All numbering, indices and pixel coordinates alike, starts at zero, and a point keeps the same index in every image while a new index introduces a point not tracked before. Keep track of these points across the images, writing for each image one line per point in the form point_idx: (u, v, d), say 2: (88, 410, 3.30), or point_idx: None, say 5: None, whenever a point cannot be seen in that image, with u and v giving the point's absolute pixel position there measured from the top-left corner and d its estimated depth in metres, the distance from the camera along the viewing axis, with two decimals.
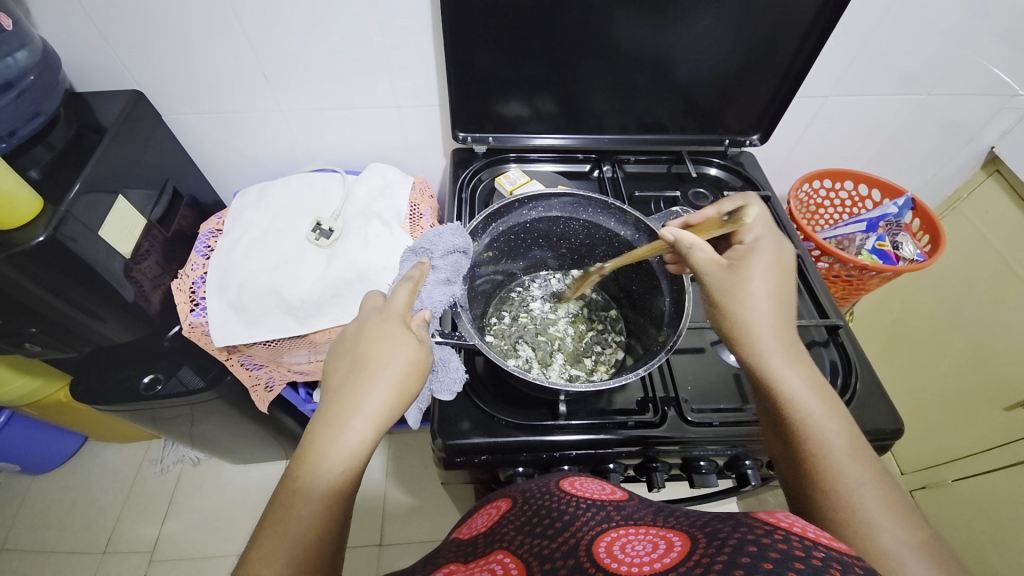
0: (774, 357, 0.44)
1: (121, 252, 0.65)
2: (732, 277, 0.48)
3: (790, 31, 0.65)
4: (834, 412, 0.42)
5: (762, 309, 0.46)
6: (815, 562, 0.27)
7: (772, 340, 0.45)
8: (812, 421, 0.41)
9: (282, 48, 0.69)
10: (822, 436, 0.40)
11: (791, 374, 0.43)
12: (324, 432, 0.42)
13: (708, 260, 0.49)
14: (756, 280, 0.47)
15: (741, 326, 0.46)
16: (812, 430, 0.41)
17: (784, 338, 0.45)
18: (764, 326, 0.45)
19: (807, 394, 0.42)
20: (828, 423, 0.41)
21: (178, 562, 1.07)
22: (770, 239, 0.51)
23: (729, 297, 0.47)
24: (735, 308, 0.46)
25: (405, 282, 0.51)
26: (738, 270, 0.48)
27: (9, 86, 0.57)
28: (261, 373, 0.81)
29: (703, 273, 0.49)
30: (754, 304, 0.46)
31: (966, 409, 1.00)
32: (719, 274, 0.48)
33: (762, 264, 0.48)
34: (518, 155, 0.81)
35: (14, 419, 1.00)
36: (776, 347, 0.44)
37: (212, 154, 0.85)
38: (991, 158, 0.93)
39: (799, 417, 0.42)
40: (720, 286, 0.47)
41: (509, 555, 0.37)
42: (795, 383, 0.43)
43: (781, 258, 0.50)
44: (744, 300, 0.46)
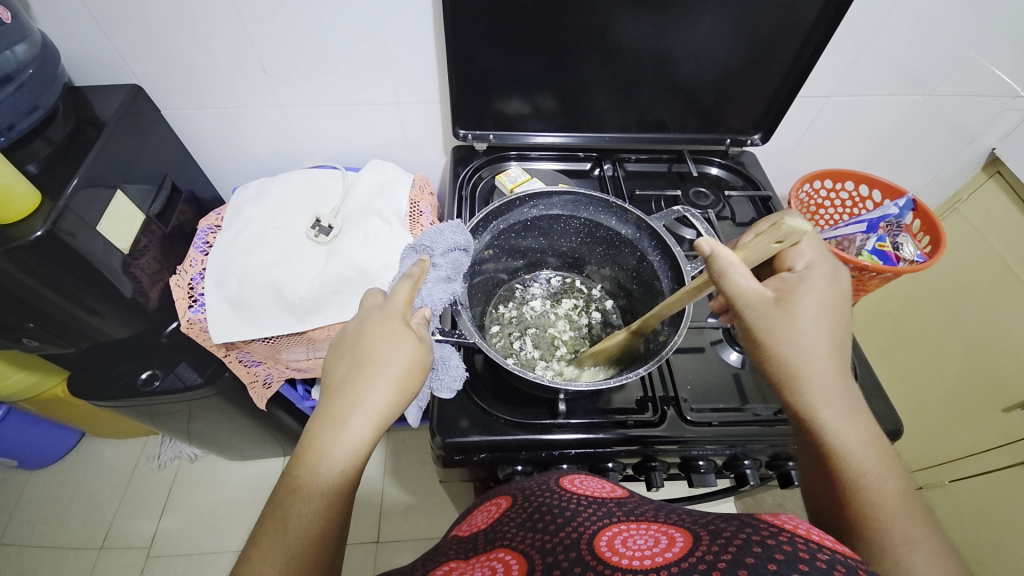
0: (828, 409, 0.42)
1: (120, 247, 0.64)
2: (781, 317, 0.44)
3: (793, 30, 0.65)
4: (889, 469, 0.41)
5: (815, 354, 0.43)
6: (820, 564, 0.27)
7: (827, 391, 0.42)
8: (865, 480, 0.40)
9: (283, 43, 0.69)
10: (875, 496, 0.39)
11: (846, 430, 0.41)
12: (325, 430, 0.42)
13: (752, 293, 0.44)
14: (809, 321, 0.44)
15: (791, 374, 0.43)
16: (863, 489, 0.40)
17: (841, 387, 0.42)
18: (817, 376, 0.42)
19: (862, 451, 0.41)
20: (884, 485, 0.40)
21: (175, 558, 1.07)
22: (824, 268, 0.47)
23: (775, 340, 0.44)
24: (782, 353, 0.43)
25: (405, 279, 0.50)
26: (787, 307, 0.44)
27: (8, 80, 0.57)
28: (259, 370, 0.80)
29: (746, 309, 0.44)
30: (807, 349, 0.43)
31: (964, 410, 1.00)
32: (764, 311, 0.44)
33: (815, 301, 0.45)
34: (519, 153, 0.81)
35: (12, 414, 1.00)
36: (830, 398, 0.42)
37: (211, 150, 0.84)
38: (991, 160, 0.93)
39: (851, 475, 0.40)
40: (764, 326, 0.44)
41: (510, 551, 0.37)
42: (850, 439, 0.41)
43: (836, 291, 0.46)
44: (794, 343, 0.43)
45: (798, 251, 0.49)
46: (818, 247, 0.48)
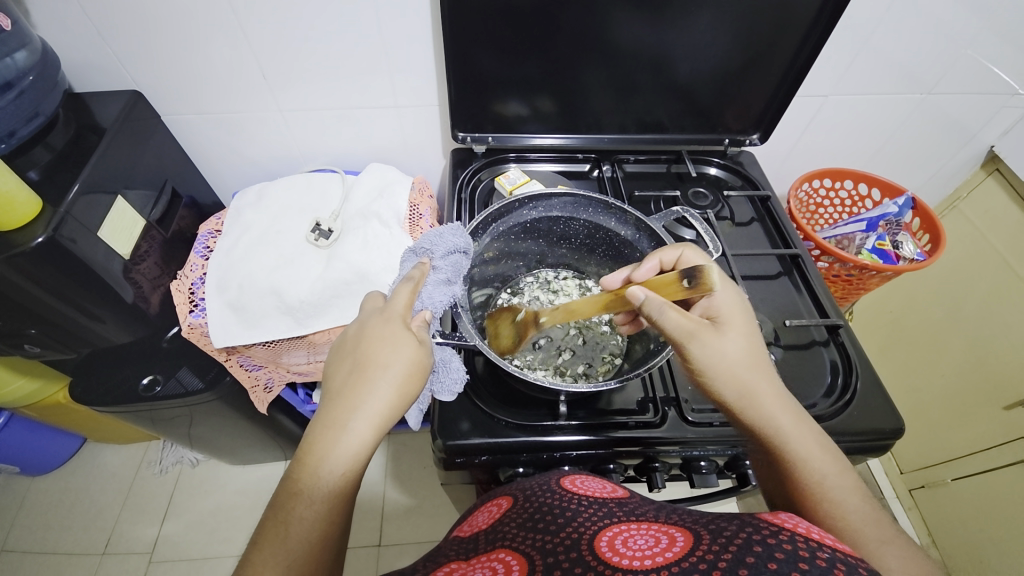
0: (779, 420, 0.45)
1: (120, 252, 0.64)
2: (720, 342, 0.46)
3: (790, 30, 0.65)
4: (843, 467, 0.43)
5: (753, 371, 0.46)
6: (820, 562, 0.27)
7: (774, 404, 0.45)
8: (829, 482, 0.42)
9: (281, 47, 0.69)
10: (840, 497, 0.41)
11: (800, 437, 0.44)
12: (325, 434, 0.42)
13: (687, 323, 0.47)
14: (742, 341, 0.47)
15: (740, 394, 0.46)
16: (830, 491, 0.41)
17: (782, 399, 0.46)
18: (763, 392, 0.46)
19: (820, 456, 0.43)
20: (842, 482, 0.42)
21: (177, 563, 1.07)
22: (733, 291, 0.51)
23: (721, 365, 0.46)
24: (729, 376, 0.46)
25: (405, 282, 0.51)
26: (721, 330, 0.47)
27: (8, 87, 0.57)
28: (260, 374, 0.80)
29: (687, 341, 0.46)
30: (747, 369, 0.46)
31: (965, 408, 1.00)
32: (705, 340, 0.46)
33: (740, 323, 0.48)
34: (518, 155, 0.81)
35: (13, 420, 1.00)
36: (778, 411, 0.45)
37: (211, 155, 0.85)
38: (990, 158, 0.93)
39: (818, 481, 0.42)
40: (709, 353, 0.46)
41: (512, 552, 0.37)
42: (806, 446, 0.44)
43: (748, 310, 0.50)
44: (736, 365, 0.46)
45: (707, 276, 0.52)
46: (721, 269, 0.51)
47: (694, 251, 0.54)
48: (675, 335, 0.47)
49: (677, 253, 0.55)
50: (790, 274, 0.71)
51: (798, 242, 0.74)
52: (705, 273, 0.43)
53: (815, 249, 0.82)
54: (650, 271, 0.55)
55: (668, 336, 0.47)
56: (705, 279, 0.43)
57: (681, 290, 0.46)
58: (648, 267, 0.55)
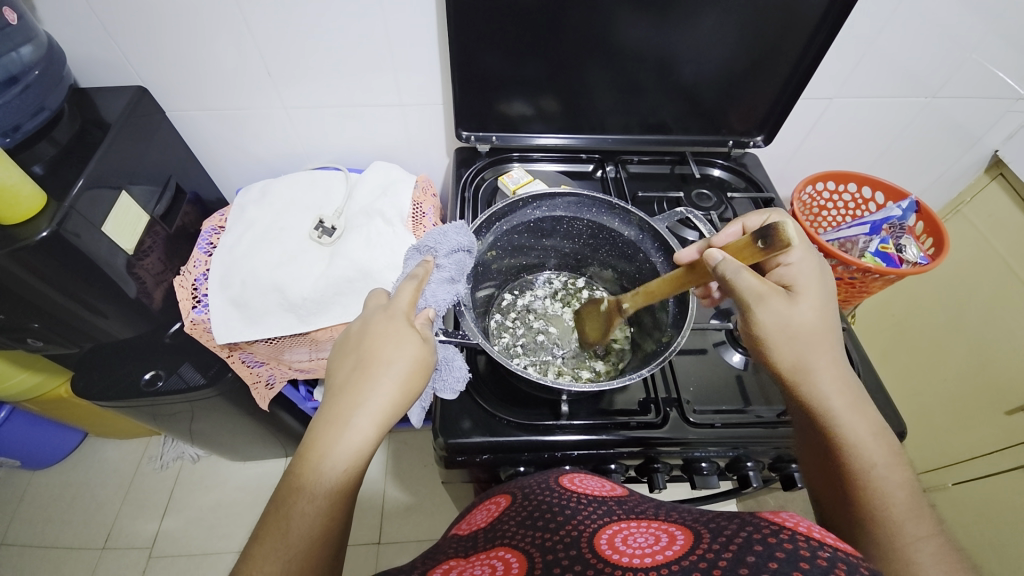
0: (836, 401, 0.45)
1: (124, 247, 0.64)
2: (789, 309, 0.47)
3: (795, 32, 0.65)
4: (897, 460, 0.43)
5: (818, 347, 0.46)
6: (821, 562, 0.27)
7: (833, 384, 0.45)
8: (876, 471, 0.42)
9: (285, 45, 0.69)
10: (885, 487, 0.41)
11: (855, 420, 0.44)
12: (328, 430, 0.42)
13: (757, 287, 0.47)
14: (813, 313, 0.47)
15: (800, 367, 0.46)
16: (875, 480, 0.41)
17: (842, 380, 0.46)
18: (823, 370, 0.46)
19: (871, 443, 0.43)
20: (892, 477, 0.42)
21: (176, 559, 1.07)
22: (813, 263, 0.50)
23: (785, 332, 0.46)
24: (791, 345, 0.46)
25: (409, 280, 0.51)
26: (794, 299, 0.47)
27: (13, 81, 0.57)
28: (261, 370, 0.80)
29: (754, 306, 0.46)
30: (812, 341, 0.46)
31: (967, 413, 1.00)
32: (774, 304, 0.46)
33: (812, 295, 0.48)
34: (522, 155, 0.81)
35: (15, 414, 1.00)
36: (835, 392, 0.45)
37: (214, 152, 0.85)
38: (994, 162, 0.93)
39: (863, 468, 0.42)
40: (776, 319, 0.46)
41: (510, 550, 0.36)
42: (858, 431, 0.44)
43: (825, 283, 0.49)
44: (799, 335, 0.46)
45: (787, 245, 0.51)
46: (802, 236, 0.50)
47: (779, 215, 0.57)
48: (745, 297, 0.47)
49: (764, 217, 0.58)
50: None
51: None
52: (782, 230, 0.42)
53: (818, 252, 0.82)
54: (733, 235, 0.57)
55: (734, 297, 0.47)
56: (782, 236, 0.42)
57: (755, 251, 0.45)
58: (732, 232, 0.57)
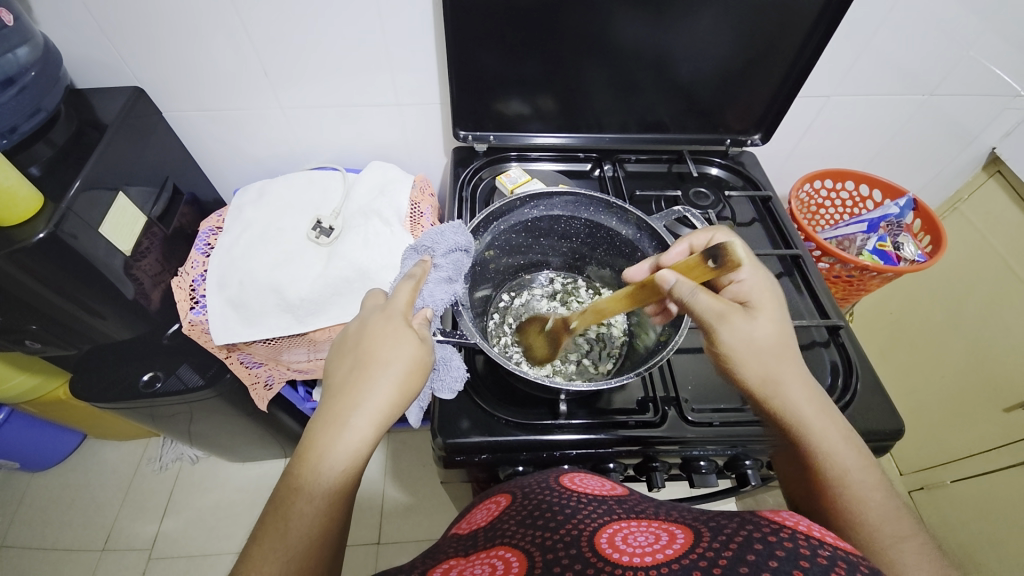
0: (806, 412, 0.45)
1: (122, 249, 0.64)
2: (749, 326, 0.46)
3: (792, 30, 0.65)
4: (869, 463, 0.43)
5: (781, 360, 0.46)
6: (820, 561, 0.27)
7: (801, 395, 0.45)
8: (851, 477, 0.42)
9: (281, 45, 0.69)
10: (860, 492, 0.42)
11: (825, 429, 0.44)
12: (326, 430, 0.42)
13: (715, 306, 0.46)
14: (771, 326, 0.47)
15: (766, 381, 0.46)
16: (850, 487, 0.42)
17: (809, 389, 0.46)
18: (788, 382, 0.46)
19: (843, 450, 0.43)
20: (866, 481, 0.42)
21: (176, 560, 1.07)
22: (763, 276, 0.50)
23: (748, 348, 0.46)
24: (756, 361, 0.46)
25: (406, 280, 0.51)
26: (752, 315, 0.47)
27: (10, 83, 0.57)
28: (260, 371, 0.80)
29: (716, 325, 0.46)
30: (774, 356, 0.46)
31: (965, 410, 1.00)
32: (735, 322, 0.46)
33: (767, 309, 0.48)
34: (519, 155, 0.81)
35: (13, 416, 1.00)
36: (803, 402, 0.45)
37: (212, 152, 0.85)
38: (992, 159, 0.93)
39: (839, 476, 0.42)
40: (737, 336, 0.46)
41: (510, 550, 0.36)
42: (830, 439, 0.44)
43: (776, 296, 0.49)
44: (761, 351, 0.46)
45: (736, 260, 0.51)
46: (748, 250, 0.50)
47: (724, 234, 0.54)
48: (704, 318, 0.46)
49: (707, 236, 0.54)
50: (791, 274, 0.71)
51: (799, 242, 0.74)
52: (731, 249, 0.43)
53: (816, 250, 0.82)
54: (681, 254, 0.54)
55: (694, 317, 0.46)
56: (730, 255, 0.43)
57: (707, 271, 0.44)
58: (678, 251, 0.54)
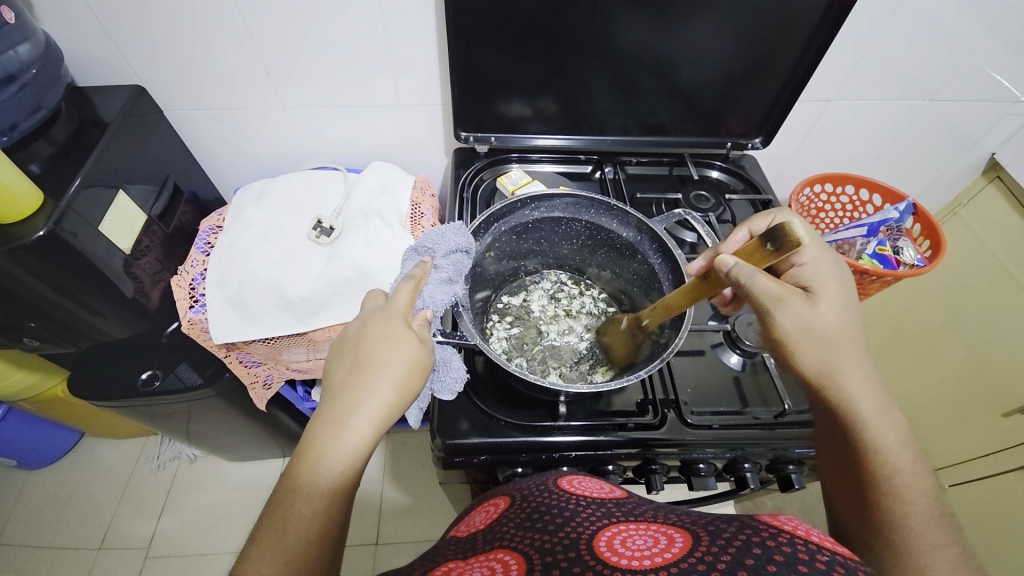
0: (865, 405, 0.44)
1: (121, 247, 0.64)
2: (810, 312, 0.46)
3: (793, 34, 0.65)
4: (920, 466, 0.43)
5: (845, 349, 0.46)
6: (819, 565, 0.28)
7: (861, 388, 0.45)
8: (900, 475, 0.42)
9: (283, 45, 0.69)
10: (908, 492, 0.41)
11: (882, 425, 0.44)
12: (325, 431, 0.42)
13: (775, 290, 0.46)
14: (833, 313, 0.47)
15: (826, 370, 0.45)
16: (897, 484, 0.42)
17: (871, 384, 0.45)
18: (850, 374, 0.45)
19: (898, 448, 0.43)
20: (916, 482, 0.42)
21: (173, 559, 1.06)
22: (828, 263, 0.50)
23: (807, 334, 0.46)
24: (816, 347, 0.45)
25: (406, 281, 0.51)
26: (814, 301, 0.47)
27: (10, 80, 0.57)
28: (259, 371, 0.80)
29: (774, 309, 0.46)
30: (836, 344, 0.46)
31: (963, 415, 1.00)
32: (796, 307, 0.46)
33: (832, 297, 0.48)
34: (521, 156, 0.81)
35: (11, 414, 1.00)
36: (864, 395, 0.45)
37: (213, 151, 0.84)
38: (991, 165, 0.94)
39: (887, 473, 0.42)
40: (798, 321, 0.46)
41: (510, 552, 0.37)
42: (886, 435, 0.43)
43: (842, 284, 0.49)
44: (822, 338, 0.46)
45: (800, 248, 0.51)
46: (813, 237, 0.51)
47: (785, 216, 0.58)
48: (763, 301, 0.46)
49: (771, 220, 0.59)
50: None
51: None
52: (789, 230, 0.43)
53: None
54: (741, 240, 0.58)
55: (752, 301, 0.47)
56: (790, 236, 0.43)
57: (766, 255, 0.45)
58: (739, 237, 0.58)
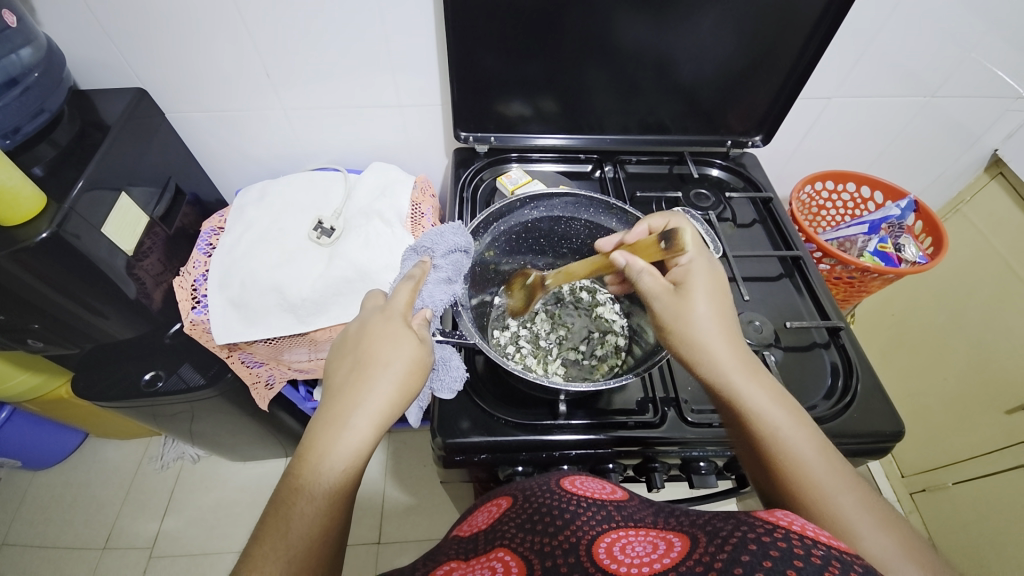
0: (732, 376, 0.45)
1: (124, 248, 0.65)
2: (680, 301, 0.48)
3: (793, 32, 0.65)
4: (799, 420, 0.44)
5: (712, 330, 0.47)
6: (815, 561, 0.27)
7: (728, 360, 0.46)
8: (782, 433, 0.43)
9: (283, 48, 0.69)
10: (793, 448, 0.42)
11: (753, 391, 0.45)
12: (326, 431, 0.42)
13: (653, 284, 0.50)
14: (702, 299, 0.48)
15: (696, 350, 0.47)
16: (782, 442, 0.42)
17: (740, 353, 0.47)
18: (719, 348, 0.46)
19: (772, 408, 0.44)
20: (798, 436, 0.43)
21: (177, 559, 1.07)
22: (699, 250, 0.50)
23: (681, 322, 0.48)
24: (690, 333, 0.47)
25: (406, 281, 0.51)
26: (683, 293, 0.48)
27: (13, 83, 0.58)
28: (261, 371, 0.81)
29: (652, 299, 0.50)
30: (702, 326, 0.47)
31: (967, 412, 1.00)
32: (668, 300, 0.49)
33: (701, 285, 0.48)
34: (520, 155, 0.81)
35: (15, 415, 1.01)
36: (732, 366, 0.46)
37: (215, 153, 0.85)
38: (994, 161, 0.93)
39: (771, 434, 0.43)
40: (671, 313, 0.48)
41: (510, 553, 0.37)
42: (759, 400, 0.44)
43: (716, 271, 0.50)
44: (691, 325, 0.47)
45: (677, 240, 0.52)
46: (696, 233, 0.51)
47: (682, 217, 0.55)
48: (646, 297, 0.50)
49: (665, 220, 0.56)
50: (792, 276, 0.71)
51: (799, 244, 0.74)
52: (680, 234, 0.47)
53: (817, 251, 0.82)
54: (641, 235, 0.55)
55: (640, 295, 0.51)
56: (679, 240, 0.47)
57: (658, 251, 0.48)
58: (637, 232, 0.55)
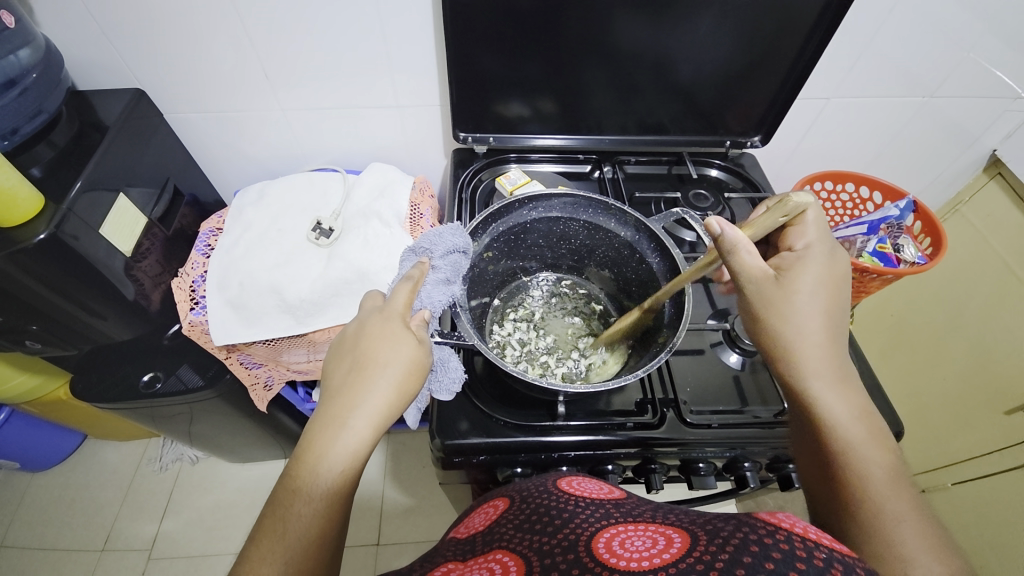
0: (816, 379, 0.44)
1: (122, 250, 0.64)
2: (777, 291, 0.48)
3: (791, 32, 0.65)
4: (880, 441, 0.42)
5: (808, 326, 0.46)
6: (817, 563, 0.27)
7: (815, 362, 0.45)
8: (853, 451, 0.41)
9: (279, 49, 0.69)
10: (862, 466, 0.40)
11: (834, 398, 0.44)
12: (324, 431, 0.42)
13: (755, 267, 0.48)
14: (804, 293, 0.47)
15: (784, 344, 0.46)
16: (852, 458, 0.41)
17: (832, 358, 0.45)
18: (808, 346, 0.46)
19: (850, 422, 0.43)
20: (871, 455, 0.41)
21: (175, 560, 1.07)
22: (822, 245, 0.51)
23: (773, 312, 0.47)
24: (783, 324, 0.47)
25: (404, 281, 0.51)
26: (783, 284, 0.48)
27: (12, 84, 0.58)
28: (260, 372, 0.80)
29: (746, 282, 0.48)
30: (798, 320, 0.46)
31: (966, 413, 0.99)
32: (765, 286, 0.48)
33: (808, 279, 0.48)
34: (519, 156, 0.81)
35: (14, 416, 1.00)
36: (820, 369, 0.45)
37: (214, 154, 0.85)
38: (993, 162, 0.92)
39: (840, 444, 0.42)
40: (765, 300, 0.48)
41: (509, 553, 0.37)
42: (839, 410, 0.43)
43: (833, 271, 0.50)
44: (787, 316, 0.47)
45: (800, 232, 0.53)
46: (812, 225, 0.52)
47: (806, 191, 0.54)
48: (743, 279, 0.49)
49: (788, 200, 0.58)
50: None
51: None
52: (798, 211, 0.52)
53: None
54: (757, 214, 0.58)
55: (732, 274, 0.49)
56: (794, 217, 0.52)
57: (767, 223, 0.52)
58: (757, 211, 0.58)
